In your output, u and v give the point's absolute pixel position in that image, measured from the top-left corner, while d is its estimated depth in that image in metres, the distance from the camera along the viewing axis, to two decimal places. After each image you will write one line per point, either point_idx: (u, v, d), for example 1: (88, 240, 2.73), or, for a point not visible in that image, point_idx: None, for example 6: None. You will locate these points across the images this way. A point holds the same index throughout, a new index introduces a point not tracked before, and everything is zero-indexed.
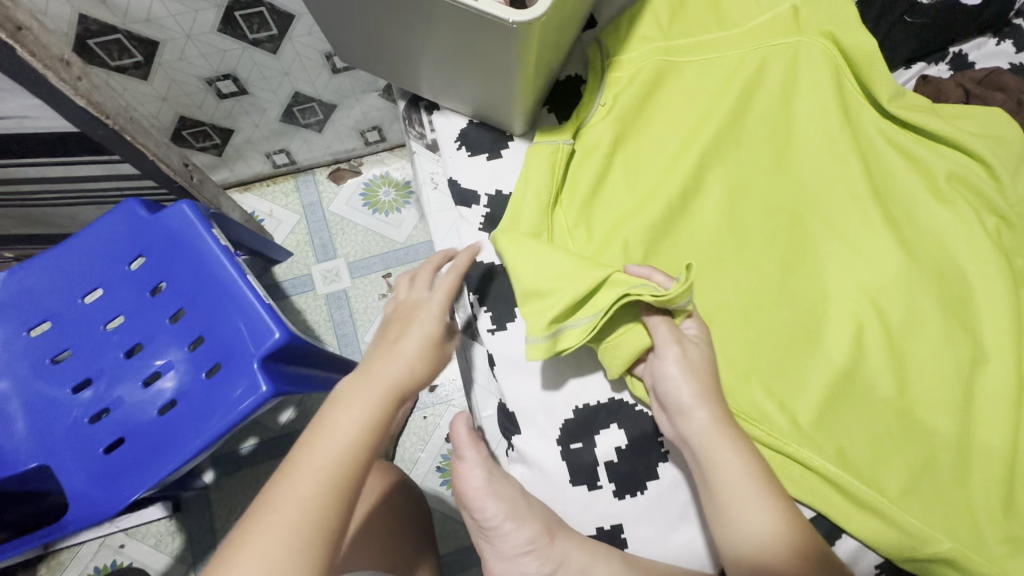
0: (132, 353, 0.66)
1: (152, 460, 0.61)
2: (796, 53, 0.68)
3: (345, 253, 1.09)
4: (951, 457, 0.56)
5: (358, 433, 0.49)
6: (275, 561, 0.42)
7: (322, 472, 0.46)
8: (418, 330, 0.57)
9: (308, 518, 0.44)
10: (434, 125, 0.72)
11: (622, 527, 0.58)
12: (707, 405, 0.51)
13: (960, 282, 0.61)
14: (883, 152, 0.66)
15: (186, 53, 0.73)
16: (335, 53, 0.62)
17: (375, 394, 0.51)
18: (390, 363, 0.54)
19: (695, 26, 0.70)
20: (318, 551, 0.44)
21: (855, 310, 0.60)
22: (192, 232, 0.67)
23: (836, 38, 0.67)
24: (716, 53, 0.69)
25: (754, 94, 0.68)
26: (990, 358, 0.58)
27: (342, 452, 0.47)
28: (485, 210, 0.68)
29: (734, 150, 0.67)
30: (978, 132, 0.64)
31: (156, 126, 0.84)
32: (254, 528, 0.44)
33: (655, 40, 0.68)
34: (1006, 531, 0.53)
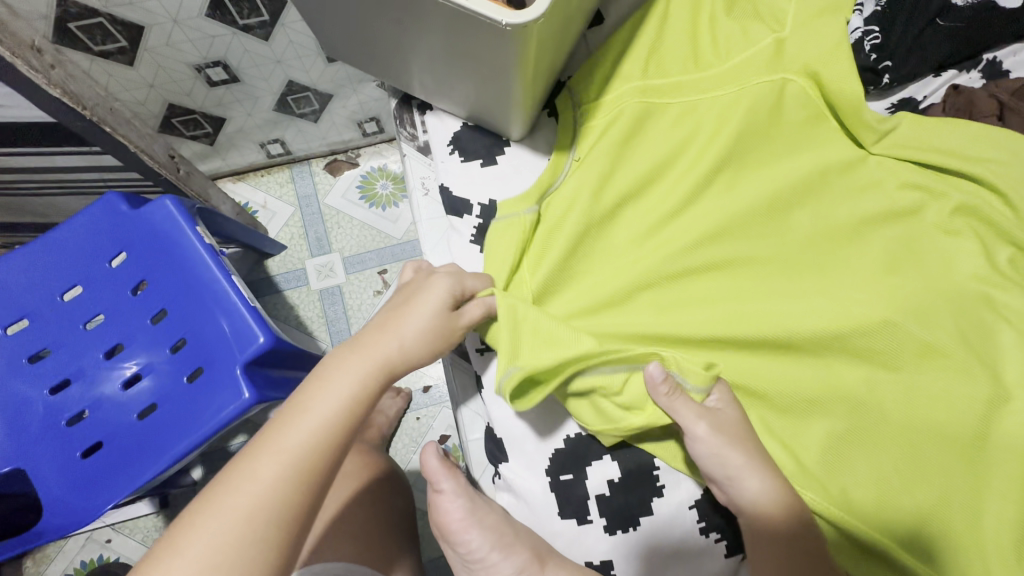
0: (113, 353, 0.64)
1: (127, 468, 0.59)
2: (782, 89, 0.62)
3: (340, 247, 1.06)
4: (959, 500, 0.54)
5: (333, 418, 0.47)
6: (226, 547, 0.41)
7: (288, 458, 0.45)
8: (421, 309, 0.53)
9: (269, 504, 0.43)
10: (426, 125, 0.69)
11: (612, 563, 0.57)
12: (756, 473, 0.52)
13: (979, 316, 0.58)
14: (896, 165, 0.62)
15: (174, 38, 0.69)
16: (320, 44, 0.58)
17: (360, 373, 0.50)
18: (382, 343, 0.52)
19: (672, 61, 0.64)
20: (274, 543, 0.43)
21: (867, 339, 0.57)
22: (175, 229, 0.64)
23: (815, 74, 0.61)
24: (704, 91, 0.63)
25: (758, 118, 0.62)
26: (1011, 396, 0.55)
27: (315, 436, 0.46)
28: (477, 219, 0.65)
29: (724, 195, 0.62)
30: (1006, 154, 0.59)
31: (144, 114, 0.81)
32: (211, 508, 0.43)
33: (633, 80, 0.64)
34: None
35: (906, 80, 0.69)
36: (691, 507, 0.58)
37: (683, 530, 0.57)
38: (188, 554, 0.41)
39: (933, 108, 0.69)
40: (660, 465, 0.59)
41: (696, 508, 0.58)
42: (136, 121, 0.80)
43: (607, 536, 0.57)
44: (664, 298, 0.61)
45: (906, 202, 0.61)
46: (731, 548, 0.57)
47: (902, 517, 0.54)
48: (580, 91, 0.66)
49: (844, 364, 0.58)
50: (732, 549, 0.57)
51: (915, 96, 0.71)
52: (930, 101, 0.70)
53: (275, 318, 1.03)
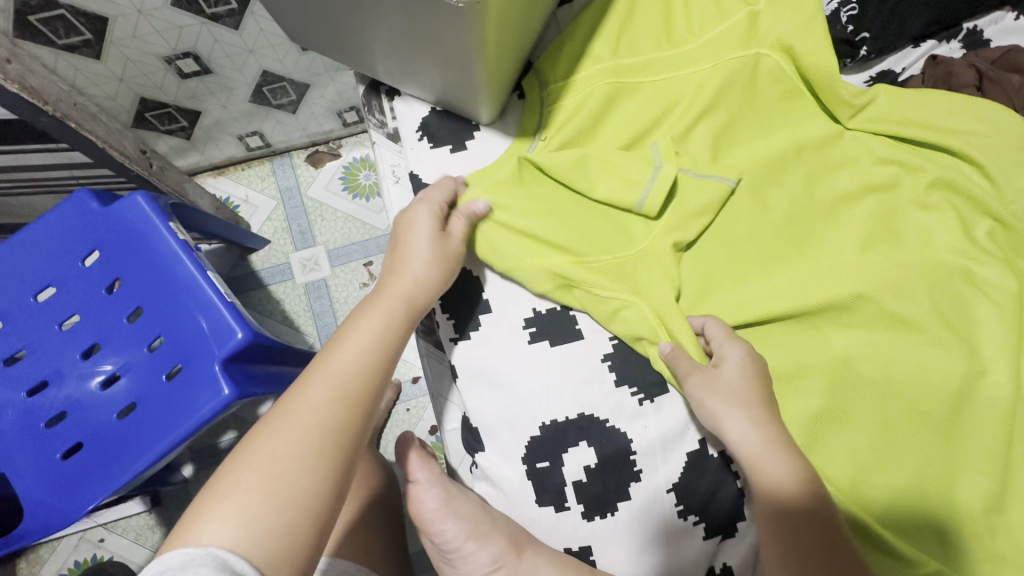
0: (89, 354, 0.63)
1: (108, 468, 0.59)
2: (756, 64, 0.62)
3: (324, 240, 1.05)
4: (933, 478, 0.54)
5: (370, 345, 0.50)
6: (287, 461, 0.42)
7: (335, 380, 0.47)
8: (426, 243, 0.56)
9: (320, 422, 0.45)
10: (395, 113, 0.68)
11: (591, 549, 0.57)
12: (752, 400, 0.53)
13: (955, 292, 0.58)
14: (871, 140, 0.63)
15: (140, 30, 0.67)
16: (285, 32, 0.57)
17: (388, 307, 0.53)
18: (398, 280, 0.55)
19: (643, 40, 0.64)
20: (331, 456, 0.44)
21: (835, 315, 0.59)
22: (148, 226, 0.63)
23: (789, 47, 0.61)
24: (674, 71, 0.63)
25: (726, 99, 0.62)
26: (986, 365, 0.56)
27: (356, 363, 0.49)
28: None
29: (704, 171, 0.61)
30: (974, 128, 0.60)
31: (116, 108, 0.79)
32: (267, 430, 0.44)
33: (603, 60, 0.63)
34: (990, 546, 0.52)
35: (884, 51, 0.68)
36: (669, 491, 0.58)
37: (661, 515, 0.57)
38: (249, 470, 0.42)
39: (912, 80, 0.68)
40: (637, 450, 0.59)
41: (673, 492, 0.58)
42: (106, 118, 0.79)
43: (585, 522, 0.57)
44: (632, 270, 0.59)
45: (881, 177, 0.62)
46: (708, 531, 0.58)
47: (878, 495, 0.55)
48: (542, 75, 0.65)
49: (818, 342, 0.59)
50: (710, 531, 0.58)
51: (894, 68, 0.70)
52: (910, 72, 0.69)
53: (262, 313, 1.02)
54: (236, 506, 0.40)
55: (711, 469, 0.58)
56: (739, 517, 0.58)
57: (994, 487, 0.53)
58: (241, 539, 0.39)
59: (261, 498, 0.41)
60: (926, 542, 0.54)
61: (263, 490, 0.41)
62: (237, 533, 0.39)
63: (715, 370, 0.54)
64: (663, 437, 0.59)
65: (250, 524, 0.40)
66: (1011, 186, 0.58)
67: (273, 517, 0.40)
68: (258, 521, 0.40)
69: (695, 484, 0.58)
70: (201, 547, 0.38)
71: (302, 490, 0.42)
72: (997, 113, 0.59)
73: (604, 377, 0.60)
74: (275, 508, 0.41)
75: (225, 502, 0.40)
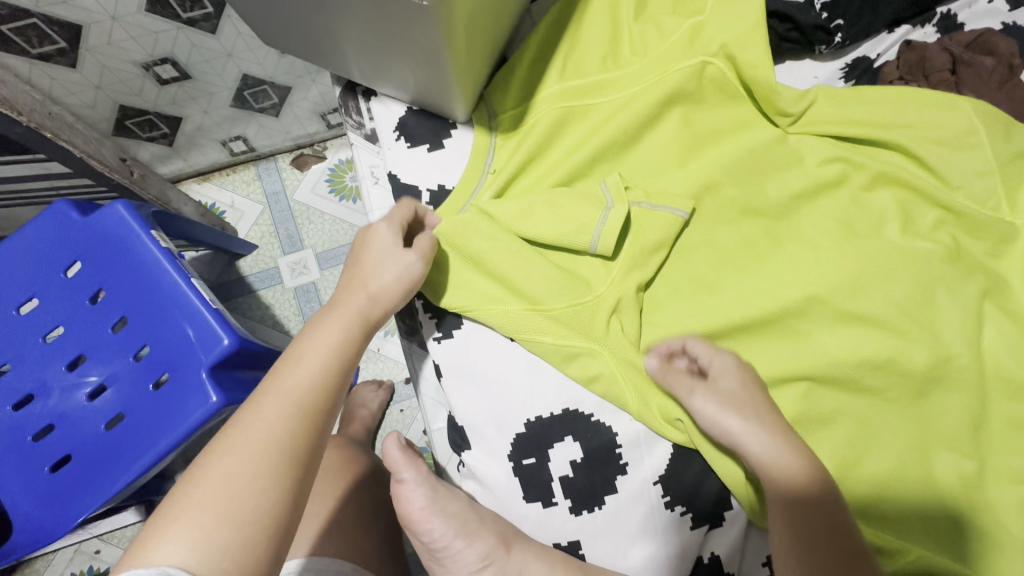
0: (75, 365, 0.62)
1: (96, 480, 0.58)
2: (702, 72, 0.63)
3: (312, 243, 1.05)
4: (911, 459, 0.55)
5: (325, 361, 0.50)
6: (242, 479, 0.42)
7: (290, 397, 0.47)
8: (380, 261, 0.56)
9: (274, 438, 0.44)
10: (372, 113, 0.68)
11: (580, 543, 0.57)
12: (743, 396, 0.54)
13: (931, 275, 0.59)
14: (815, 141, 0.64)
15: (115, 37, 0.67)
16: (258, 34, 0.57)
17: (343, 323, 0.53)
18: (352, 295, 0.54)
19: (592, 56, 0.65)
20: (288, 472, 0.43)
21: (804, 307, 0.60)
22: (130, 235, 0.63)
23: (731, 55, 0.62)
24: (623, 90, 0.64)
25: (680, 101, 0.64)
26: (960, 344, 0.57)
27: (311, 380, 0.49)
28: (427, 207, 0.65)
29: (675, 171, 0.64)
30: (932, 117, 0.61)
31: (94, 116, 0.78)
32: (221, 450, 0.43)
33: (550, 84, 0.64)
34: (969, 521, 0.54)
35: (858, 38, 0.68)
36: (656, 482, 0.58)
37: (650, 506, 0.58)
38: (202, 491, 0.41)
39: (887, 66, 0.68)
40: (623, 442, 0.59)
41: (660, 483, 0.58)
42: (83, 127, 0.78)
43: (573, 516, 0.58)
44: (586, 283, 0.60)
45: (830, 174, 0.63)
46: (696, 521, 0.58)
47: (860, 479, 0.56)
48: (515, 71, 0.65)
49: (798, 328, 0.60)
50: (698, 521, 0.58)
51: (870, 54, 0.70)
52: (885, 58, 0.70)
53: (252, 318, 1.02)
54: (189, 527, 0.39)
55: (697, 460, 0.59)
56: (726, 506, 0.59)
57: (969, 465, 0.54)
58: (196, 558, 0.38)
59: (216, 516, 0.40)
60: (908, 523, 0.54)
61: (218, 508, 0.40)
62: (191, 552, 0.38)
63: (714, 382, 0.55)
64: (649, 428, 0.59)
65: (205, 544, 0.39)
66: (956, 173, 0.60)
67: (229, 536, 0.40)
68: (213, 541, 0.39)
69: (682, 475, 0.58)
70: (154, 567, 0.37)
71: (258, 507, 0.41)
72: (943, 105, 0.60)
73: None
74: (232, 525, 0.40)
75: (178, 522, 0.40)
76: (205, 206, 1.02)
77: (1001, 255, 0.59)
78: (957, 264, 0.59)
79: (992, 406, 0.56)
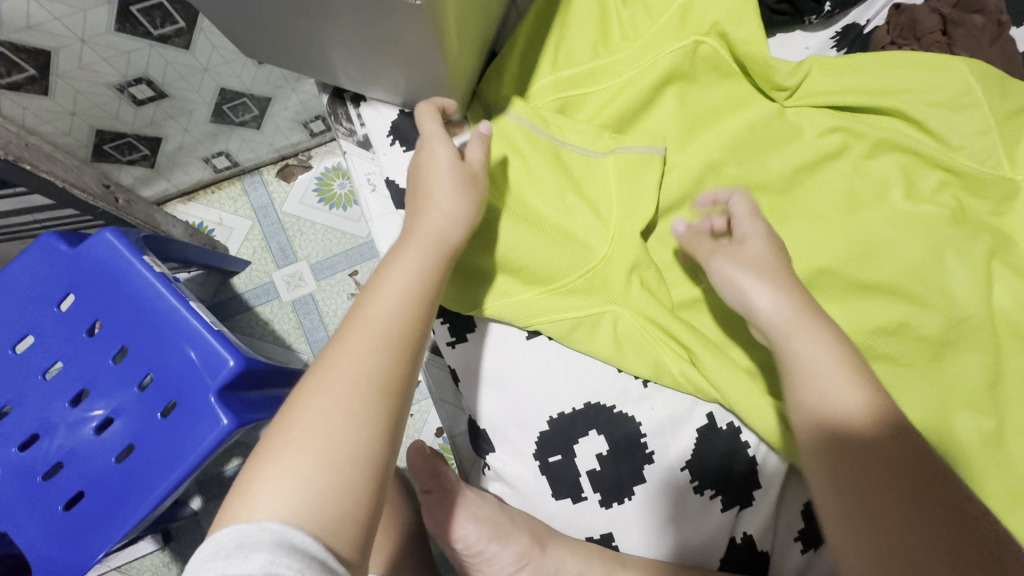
0: (78, 402, 0.61)
1: (112, 513, 0.57)
2: (694, 52, 0.64)
3: (306, 255, 1.03)
4: (934, 422, 0.56)
5: (406, 289, 0.50)
6: (336, 416, 0.43)
7: (376, 329, 0.47)
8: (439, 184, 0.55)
9: (360, 373, 0.45)
10: (363, 119, 0.67)
11: (612, 535, 0.58)
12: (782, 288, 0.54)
13: (937, 233, 0.60)
14: (813, 113, 0.65)
15: (86, 60, 0.65)
16: (241, 48, 0.55)
17: (421, 250, 0.52)
18: (420, 224, 0.54)
19: (581, 47, 0.66)
20: (378, 407, 0.44)
21: (814, 278, 0.61)
22: (121, 262, 0.61)
23: (724, 32, 0.63)
24: (617, 76, 0.65)
25: (676, 80, 0.65)
26: (971, 304, 0.58)
27: (393, 313, 0.49)
28: None
29: (678, 154, 0.65)
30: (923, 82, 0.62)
31: (71, 143, 0.76)
32: (312, 388, 0.45)
33: (544, 75, 0.65)
34: (995, 480, 0.54)
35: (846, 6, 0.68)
36: (683, 469, 0.58)
37: (678, 492, 0.58)
38: (298, 429, 0.42)
39: (877, 31, 0.68)
40: (646, 432, 0.59)
41: (687, 469, 0.58)
42: (59, 155, 0.75)
43: (604, 509, 0.58)
44: (602, 278, 0.60)
45: (831, 146, 0.64)
46: (726, 502, 0.58)
47: None
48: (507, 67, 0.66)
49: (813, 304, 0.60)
50: (728, 503, 0.58)
51: (859, 21, 0.70)
52: (874, 24, 0.70)
53: (252, 335, 1.00)
54: (288, 464, 0.41)
55: (722, 441, 0.59)
56: (754, 485, 0.59)
57: (989, 423, 0.55)
58: (291, 506, 0.39)
59: (313, 457, 0.41)
60: None
61: (316, 449, 0.42)
62: (287, 495, 0.40)
63: (740, 247, 0.57)
64: (671, 414, 0.59)
65: (306, 487, 0.40)
66: (956, 134, 0.62)
67: (328, 477, 0.41)
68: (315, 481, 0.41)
69: (708, 457, 0.58)
70: (257, 522, 0.38)
71: (354, 442, 0.43)
72: (940, 66, 0.62)
73: (605, 364, 0.60)
74: (331, 467, 0.41)
75: (275, 462, 0.41)
76: (193, 225, 1.00)
77: (1005, 213, 0.61)
78: (964, 226, 0.61)
79: (1006, 362, 0.57)
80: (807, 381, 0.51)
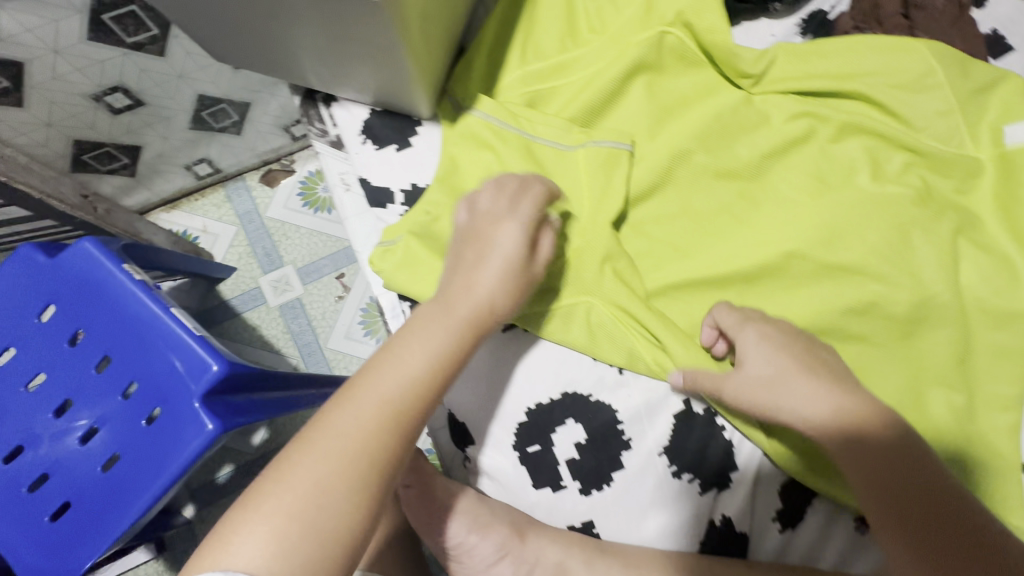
0: (63, 411, 0.61)
1: (98, 522, 0.57)
2: (661, 42, 0.65)
3: (291, 259, 1.03)
4: (909, 401, 0.57)
5: (431, 371, 0.48)
6: (330, 485, 0.42)
7: (396, 409, 0.46)
8: (494, 260, 0.54)
9: (366, 449, 0.44)
10: (336, 119, 0.70)
11: (593, 522, 0.58)
12: (783, 376, 0.53)
13: (906, 215, 0.60)
14: (780, 99, 0.65)
15: (60, 70, 0.64)
16: (212, 52, 0.55)
17: (453, 329, 0.51)
18: (466, 296, 0.53)
19: (548, 41, 0.68)
20: (372, 489, 0.43)
21: (783, 261, 0.61)
22: (101, 271, 0.61)
23: (688, 22, 0.65)
24: (584, 70, 0.67)
25: (644, 70, 0.65)
26: (943, 278, 0.58)
27: (415, 395, 0.47)
28: (403, 206, 0.67)
29: (647, 143, 0.65)
30: (887, 66, 0.63)
31: (50, 155, 0.75)
32: (311, 450, 0.44)
33: (513, 67, 0.68)
34: (969, 455, 0.55)
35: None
36: (661, 454, 0.59)
37: (657, 478, 0.58)
38: (289, 491, 0.42)
39: (842, 19, 0.69)
40: (623, 419, 0.60)
41: (665, 453, 0.59)
42: (38, 167, 0.74)
43: (583, 496, 0.59)
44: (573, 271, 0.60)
45: (798, 130, 0.64)
46: (704, 485, 0.58)
47: None
48: (476, 63, 0.68)
49: (787, 289, 0.60)
50: (706, 486, 0.58)
51: (824, 7, 0.71)
52: (838, 9, 0.70)
53: (240, 341, 1.00)
54: (272, 529, 0.40)
55: (700, 426, 0.60)
56: (732, 467, 0.59)
57: (959, 398, 0.56)
58: (268, 566, 0.39)
59: (297, 524, 0.41)
60: None
61: (304, 518, 0.41)
62: (264, 555, 0.40)
63: (744, 370, 0.55)
64: (648, 400, 0.60)
65: (280, 550, 0.40)
66: (920, 117, 0.62)
67: (308, 549, 0.41)
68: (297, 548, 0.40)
69: (686, 441, 0.59)
70: (231, 572, 0.39)
71: (339, 517, 0.42)
72: (902, 49, 0.63)
73: (581, 354, 0.61)
74: (310, 537, 0.41)
75: (259, 518, 0.41)
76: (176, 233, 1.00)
77: (969, 190, 0.62)
78: (928, 205, 0.61)
79: (979, 337, 0.58)
80: (781, 394, 0.53)
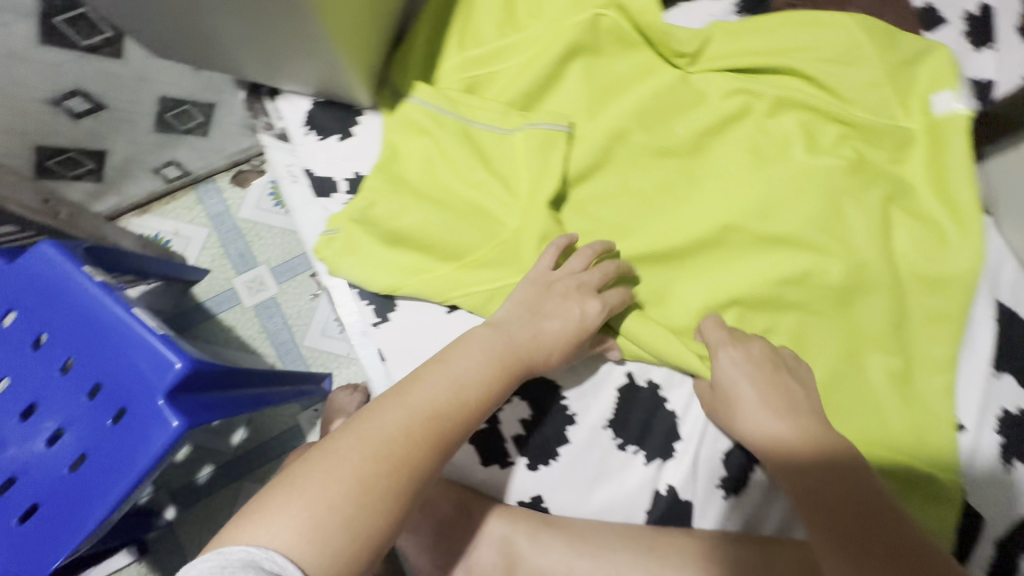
0: (29, 415, 0.61)
1: (66, 523, 0.57)
2: (596, 23, 0.73)
3: (266, 259, 1.03)
4: (848, 363, 0.66)
5: (475, 406, 0.54)
6: (368, 482, 0.46)
7: (449, 431, 0.52)
8: (568, 321, 0.61)
9: (410, 460, 0.48)
10: (280, 113, 0.77)
11: (541, 497, 0.68)
12: (756, 399, 0.61)
13: (836, 186, 0.69)
14: (714, 76, 0.75)
15: (16, 75, 0.65)
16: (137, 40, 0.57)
17: (499, 359, 0.57)
18: (534, 344, 0.59)
19: (486, 30, 0.76)
20: (402, 493, 0.47)
21: (708, 232, 0.69)
22: (61, 273, 0.62)
23: (621, 5, 0.73)
24: (524, 51, 0.75)
25: (581, 53, 0.74)
26: (868, 248, 0.68)
27: (462, 426, 0.53)
28: (347, 194, 0.76)
29: (588, 121, 0.73)
30: (818, 40, 0.74)
31: (16, 163, 0.76)
32: (355, 447, 0.48)
33: (451, 57, 0.76)
34: (911, 418, 0.64)
35: None
36: (604, 427, 0.68)
37: (602, 449, 0.68)
38: (331, 482, 0.46)
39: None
40: (567, 395, 0.70)
41: (609, 426, 0.68)
42: (7, 175, 0.75)
43: (530, 471, 0.68)
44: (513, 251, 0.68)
45: (733, 106, 0.73)
46: (648, 455, 0.67)
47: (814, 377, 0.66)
48: (412, 54, 0.76)
49: (727, 257, 0.69)
50: (649, 456, 0.67)
51: None
52: None
53: (216, 344, 1.00)
54: (312, 514, 0.44)
55: (640, 405, 0.69)
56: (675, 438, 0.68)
57: (895, 361, 0.65)
58: (301, 551, 0.43)
59: (338, 515, 0.44)
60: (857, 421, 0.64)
61: (347, 513, 0.45)
62: (298, 541, 0.43)
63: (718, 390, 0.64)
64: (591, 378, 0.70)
65: (314, 534, 0.43)
66: (850, 88, 0.73)
67: (340, 542, 0.44)
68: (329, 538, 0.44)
69: (628, 417, 0.69)
70: (263, 550, 0.42)
71: (371, 514, 0.46)
72: (825, 24, 0.74)
73: None
74: (344, 528, 0.44)
75: (299, 505, 0.44)
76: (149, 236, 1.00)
77: (902, 161, 0.72)
78: (859, 175, 0.70)
79: (908, 305, 0.68)
80: (736, 410, 0.63)
